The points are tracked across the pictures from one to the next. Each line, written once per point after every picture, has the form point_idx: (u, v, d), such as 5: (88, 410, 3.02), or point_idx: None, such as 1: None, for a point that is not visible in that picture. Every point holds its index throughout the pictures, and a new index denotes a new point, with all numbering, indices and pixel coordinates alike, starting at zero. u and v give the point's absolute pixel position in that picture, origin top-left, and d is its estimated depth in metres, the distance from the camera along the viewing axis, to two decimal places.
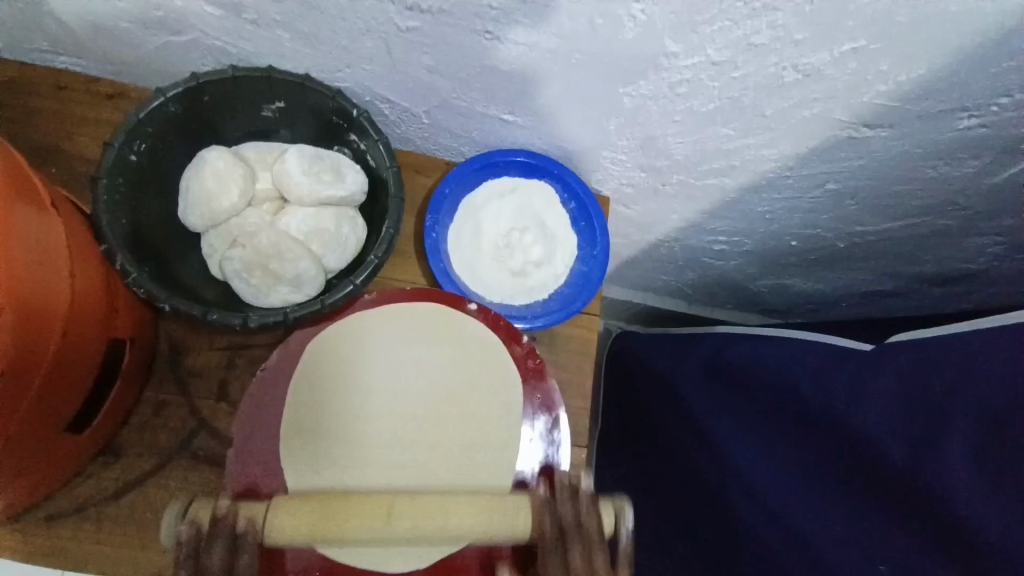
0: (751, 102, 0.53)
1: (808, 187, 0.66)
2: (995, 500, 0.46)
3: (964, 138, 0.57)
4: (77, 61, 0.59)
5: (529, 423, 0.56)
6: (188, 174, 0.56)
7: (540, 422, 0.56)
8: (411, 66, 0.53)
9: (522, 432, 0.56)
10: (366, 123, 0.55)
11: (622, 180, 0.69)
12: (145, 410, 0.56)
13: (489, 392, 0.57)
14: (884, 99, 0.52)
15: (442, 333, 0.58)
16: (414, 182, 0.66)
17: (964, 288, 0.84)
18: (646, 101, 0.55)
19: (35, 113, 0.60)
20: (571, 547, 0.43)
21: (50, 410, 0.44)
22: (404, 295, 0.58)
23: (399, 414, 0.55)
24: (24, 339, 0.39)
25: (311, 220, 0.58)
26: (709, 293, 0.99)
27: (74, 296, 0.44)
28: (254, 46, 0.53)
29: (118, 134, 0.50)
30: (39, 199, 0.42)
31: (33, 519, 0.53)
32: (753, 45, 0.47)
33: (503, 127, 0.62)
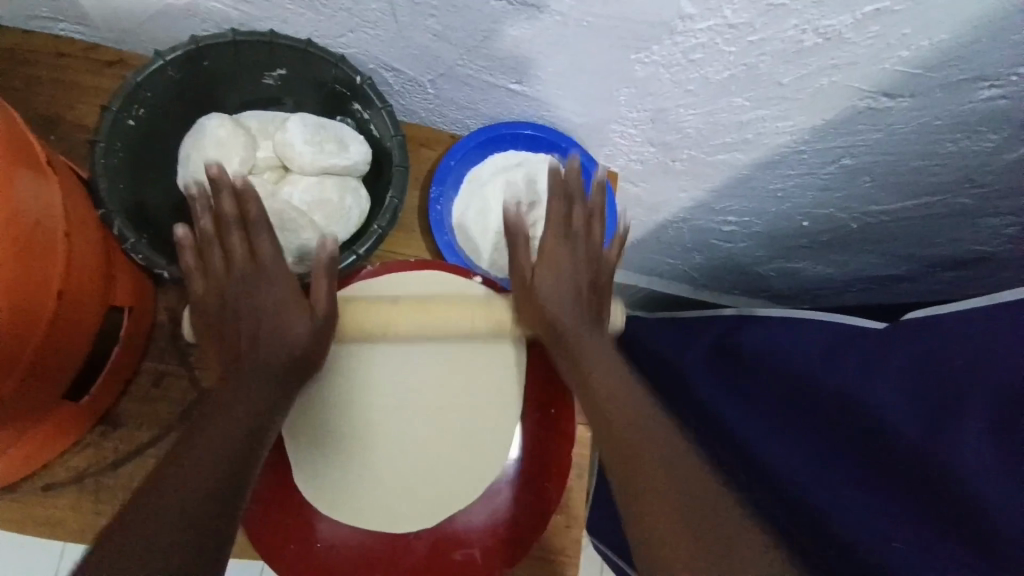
0: (767, 69, 0.51)
1: (823, 163, 0.64)
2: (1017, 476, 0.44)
3: (986, 109, 0.56)
4: (77, 28, 0.58)
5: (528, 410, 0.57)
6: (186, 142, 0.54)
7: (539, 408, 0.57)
8: (416, 31, 0.51)
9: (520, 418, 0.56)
10: (370, 91, 0.53)
11: (631, 156, 0.68)
12: (144, 381, 0.55)
13: (491, 362, 0.57)
14: (905, 67, 0.50)
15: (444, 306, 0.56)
16: (419, 156, 0.65)
17: (978, 272, 0.83)
18: (658, 69, 0.53)
19: (33, 80, 0.59)
20: (572, 221, 0.54)
21: (48, 377, 0.43)
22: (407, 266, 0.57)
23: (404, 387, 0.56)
24: (19, 301, 0.38)
25: (314, 191, 0.56)
26: (717, 277, 0.98)
27: (72, 261, 0.43)
28: (255, 9, 0.52)
29: (115, 98, 0.49)
30: (36, 161, 0.41)
31: (30, 489, 0.52)
32: (772, 6, 0.45)
33: (510, 98, 0.61)
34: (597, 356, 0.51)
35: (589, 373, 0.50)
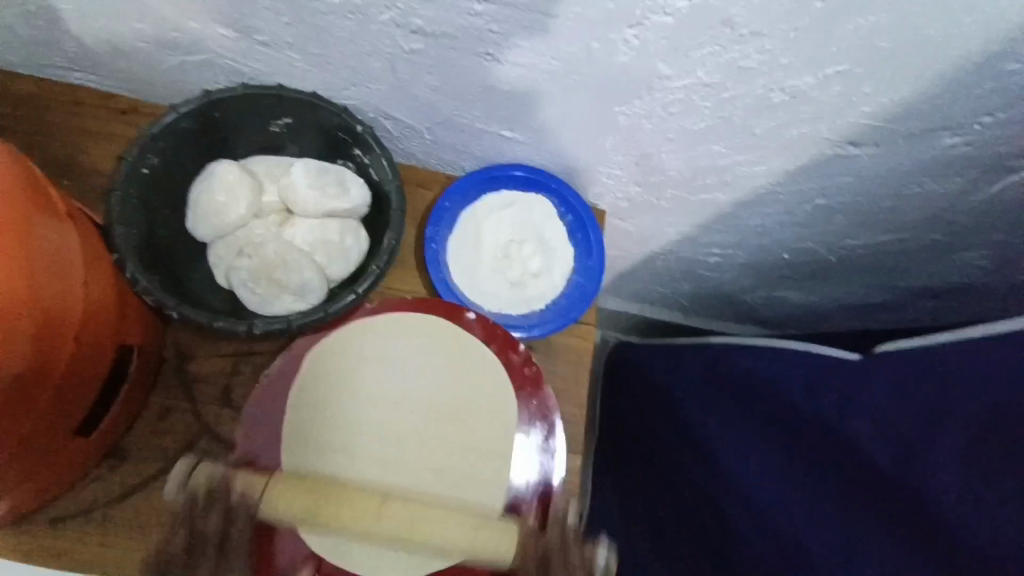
0: (741, 121, 0.55)
1: (799, 202, 0.68)
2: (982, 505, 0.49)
3: (949, 155, 0.59)
4: (92, 78, 0.61)
5: (525, 432, 0.58)
6: (195, 188, 0.58)
7: (536, 432, 0.58)
8: (414, 85, 0.55)
9: (518, 440, 0.57)
10: (370, 139, 0.57)
11: (618, 195, 0.71)
12: (151, 415, 0.57)
13: (488, 411, 0.56)
14: (869, 120, 0.54)
15: (437, 356, 0.57)
16: (415, 196, 0.68)
17: (954, 302, 0.86)
18: (641, 120, 0.57)
19: (50, 127, 0.62)
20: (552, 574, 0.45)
21: (60, 414, 0.45)
22: (407, 304, 0.59)
23: (391, 425, 0.54)
24: (41, 344, 0.41)
25: (316, 231, 0.60)
26: (704, 305, 1.01)
27: (87, 302, 0.46)
28: (264, 65, 0.56)
29: (130, 147, 0.53)
30: (57, 211, 0.44)
31: (41, 521, 0.54)
32: (742, 68, 0.49)
33: (503, 143, 0.64)
34: None
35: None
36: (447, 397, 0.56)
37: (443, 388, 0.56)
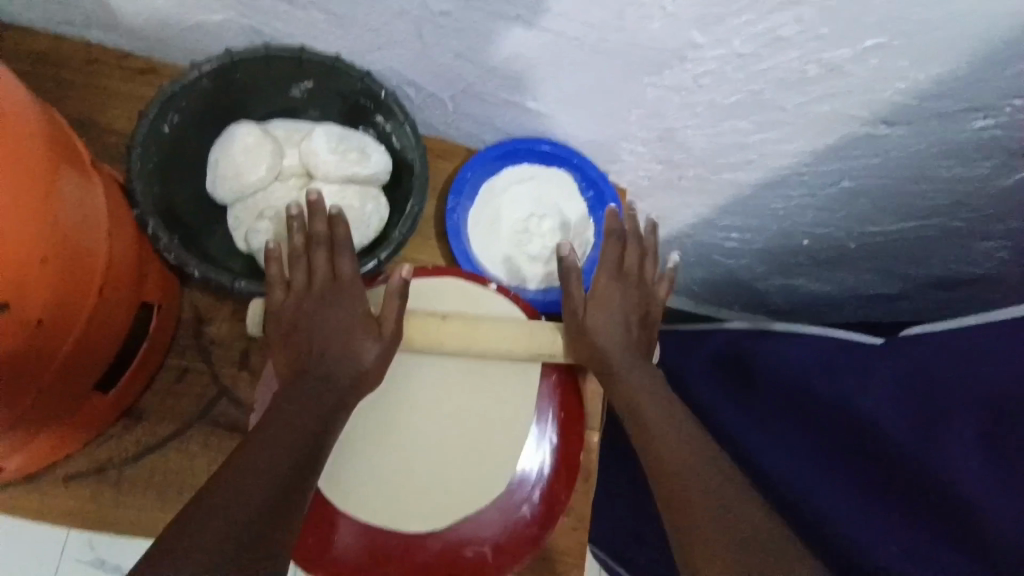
0: (771, 95, 0.54)
1: (823, 184, 0.67)
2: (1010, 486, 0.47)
3: (979, 137, 0.58)
4: (110, 36, 0.60)
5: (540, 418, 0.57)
6: (213, 154, 0.57)
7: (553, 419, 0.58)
8: (441, 51, 0.54)
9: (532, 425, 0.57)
10: (393, 104, 0.56)
11: (639, 172, 0.70)
12: (168, 377, 0.57)
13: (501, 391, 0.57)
14: (902, 97, 0.53)
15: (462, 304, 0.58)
16: (435, 167, 0.67)
17: (970, 293, 0.85)
18: (669, 93, 0.56)
19: (67, 85, 0.61)
20: (626, 255, 0.58)
21: (78, 369, 0.45)
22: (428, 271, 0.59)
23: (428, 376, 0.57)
24: (63, 294, 0.40)
25: (336, 197, 0.59)
26: (717, 291, 1.00)
27: (110, 258, 0.45)
28: (287, 25, 0.55)
29: (151, 106, 0.51)
30: (83, 165, 0.44)
31: (53, 477, 0.54)
32: (777, 38, 0.48)
33: (526, 115, 0.63)
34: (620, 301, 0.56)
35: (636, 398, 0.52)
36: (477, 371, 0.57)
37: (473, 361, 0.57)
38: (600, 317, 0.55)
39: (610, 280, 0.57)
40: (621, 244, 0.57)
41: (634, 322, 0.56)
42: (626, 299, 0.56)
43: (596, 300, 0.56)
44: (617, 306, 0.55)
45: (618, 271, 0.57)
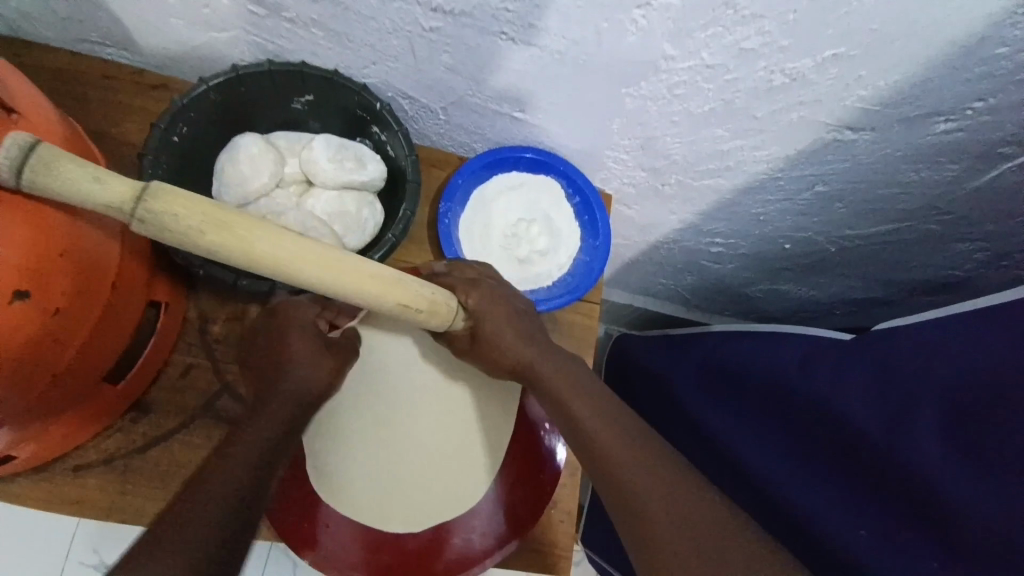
0: (743, 104, 0.58)
1: (799, 189, 0.70)
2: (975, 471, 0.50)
3: (943, 141, 0.61)
4: (124, 54, 0.64)
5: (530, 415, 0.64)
6: (10, 175, 0.36)
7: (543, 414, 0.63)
8: (432, 64, 0.58)
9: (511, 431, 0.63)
10: (388, 116, 0.59)
11: (624, 180, 0.74)
12: (174, 372, 0.60)
13: (467, 470, 0.62)
14: (865, 103, 0.57)
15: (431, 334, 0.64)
16: (429, 175, 0.71)
17: (952, 296, 0.88)
18: (647, 102, 0.59)
19: (85, 100, 0.65)
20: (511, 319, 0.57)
21: (93, 358, 0.48)
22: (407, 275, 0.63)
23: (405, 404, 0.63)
24: (80, 284, 0.43)
25: (334, 203, 0.63)
26: (706, 297, 1.03)
27: (124, 251, 0.49)
28: (289, 43, 0.58)
29: (163, 117, 0.55)
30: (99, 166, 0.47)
31: (63, 469, 0.57)
32: (744, 50, 0.51)
33: (514, 125, 0.67)
34: (507, 332, 0.57)
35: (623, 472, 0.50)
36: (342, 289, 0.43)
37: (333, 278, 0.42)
38: (494, 341, 0.57)
39: (496, 324, 0.56)
40: (477, 283, 0.57)
41: (531, 330, 0.58)
42: (506, 326, 0.57)
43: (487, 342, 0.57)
44: (515, 337, 0.57)
45: (500, 313, 0.57)
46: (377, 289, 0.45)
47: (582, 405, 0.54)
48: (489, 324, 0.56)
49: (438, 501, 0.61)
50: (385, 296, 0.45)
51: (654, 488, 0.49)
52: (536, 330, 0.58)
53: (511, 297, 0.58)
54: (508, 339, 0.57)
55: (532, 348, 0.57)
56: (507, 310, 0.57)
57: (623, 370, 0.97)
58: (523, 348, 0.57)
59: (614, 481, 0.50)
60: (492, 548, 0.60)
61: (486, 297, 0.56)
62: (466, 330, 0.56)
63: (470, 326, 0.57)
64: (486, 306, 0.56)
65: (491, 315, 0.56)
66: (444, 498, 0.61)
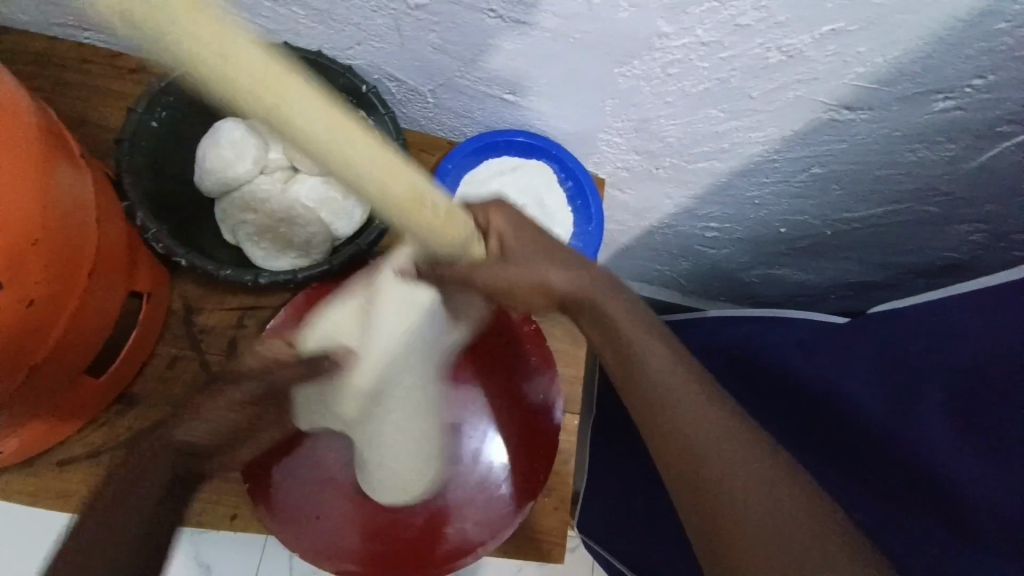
0: (739, 83, 0.56)
1: (795, 170, 0.69)
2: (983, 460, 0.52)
3: (942, 120, 0.60)
4: (100, 36, 0.62)
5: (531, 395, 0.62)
6: None
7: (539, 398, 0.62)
8: (419, 44, 0.56)
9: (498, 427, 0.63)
10: (375, 99, 0.58)
11: (617, 164, 0.73)
12: (159, 364, 0.59)
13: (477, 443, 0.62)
14: (863, 81, 0.55)
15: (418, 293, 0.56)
16: (419, 160, 0.69)
17: (948, 279, 0.87)
18: (640, 82, 0.58)
19: (61, 83, 0.62)
20: (538, 241, 0.53)
21: (67, 353, 0.46)
22: None
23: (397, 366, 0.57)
24: (54, 278, 0.42)
25: (320, 188, 0.60)
26: (701, 283, 1.02)
27: (100, 244, 0.47)
28: (270, 22, 0.57)
29: (140, 102, 0.54)
30: (72, 153, 0.45)
31: (47, 464, 0.56)
32: (740, 26, 0.50)
33: (504, 107, 0.65)
34: (536, 260, 0.53)
35: (682, 416, 0.48)
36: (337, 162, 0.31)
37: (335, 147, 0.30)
38: (521, 257, 0.52)
39: (521, 248, 0.52)
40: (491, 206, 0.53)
41: (566, 256, 0.54)
42: (530, 250, 0.53)
43: (516, 264, 0.52)
44: (547, 261, 0.53)
45: (522, 239, 0.53)
46: (382, 167, 0.32)
47: (651, 341, 0.51)
48: (514, 246, 0.52)
49: (421, 466, 0.58)
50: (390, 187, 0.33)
51: (731, 473, 0.45)
52: (577, 259, 0.55)
53: (529, 220, 0.55)
54: (542, 267, 0.53)
55: (566, 274, 0.54)
56: (534, 233, 0.53)
57: None
58: (556, 272, 0.53)
59: (686, 450, 0.47)
60: (486, 536, 0.58)
61: (509, 221, 0.53)
62: (492, 253, 0.52)
63: (496, 246, 0.52)
64: (512, 228, 0.53)
65: (518, 235, 0.53)
66: (425, 465, 0.59)
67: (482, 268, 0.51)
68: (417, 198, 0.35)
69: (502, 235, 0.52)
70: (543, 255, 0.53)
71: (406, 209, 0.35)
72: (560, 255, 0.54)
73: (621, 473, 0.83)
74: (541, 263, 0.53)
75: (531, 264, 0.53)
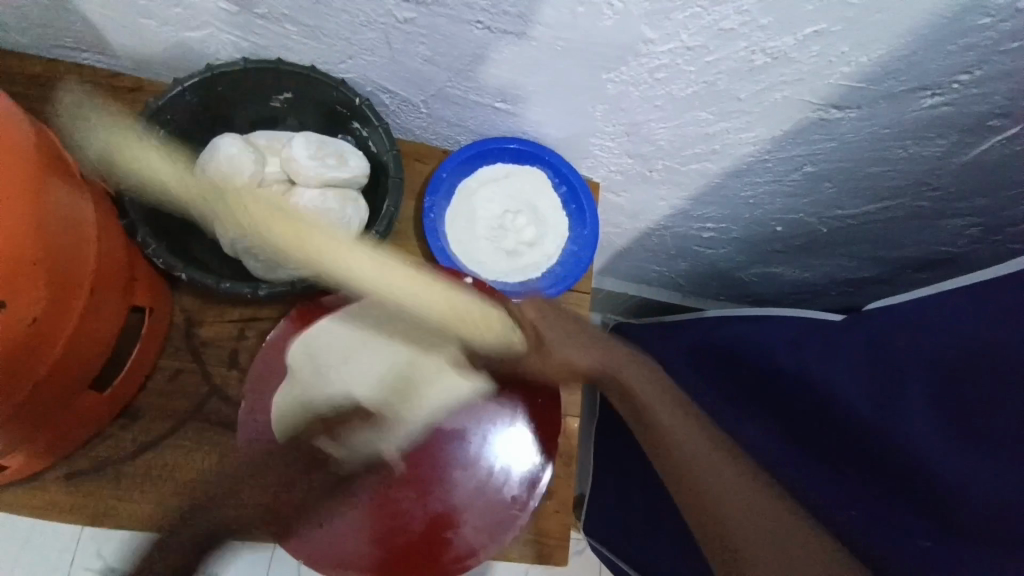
0: (725, 86, 0.57)
1: (787, 170, 0.70)
2: (988, 463, 0.52)
3: (931, 116, 0.61)
4: (98, 58, 0.63)
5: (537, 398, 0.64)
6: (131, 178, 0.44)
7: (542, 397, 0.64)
8: (409, 56, 0.57)
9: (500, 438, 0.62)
10: (367, 111, 0.59)
11: (611, 167, 0.73)
12: (161, 377, 0.60)
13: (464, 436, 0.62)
14: (849, 80, 0.56)
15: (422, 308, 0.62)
16: (414, 170, 0.70)
17: (946, 273, 0.87)
18: (628, 87, 0.59)
19: (61, 105, 0.64)
20: (573, 327, 0.61)
21: (69, 368, 0.47)
22: None
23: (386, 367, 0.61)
24: (56, 296, 0.43)
25: (316, 201, 0.61)
26: (700, 283, 1.03)
27: (100, 261, 0.48)
28: (264, 40, 0.58)
29: (138, 120, 0.55)
30: (70, 173, 0.46)
31: (54, 477, 0.57)
32: (723, 30, 0.51)
33: (496, 115, 0.66)
34: (571, 341, 0.60)
35: (716, 480, 0.51)
36: (381, 280, 0.52)
37: (401, 285, 0.53)
38: (557, 348, 0.60)
39: (558, 334, 0.60)
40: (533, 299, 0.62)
41: (593, 342, 0.61)
42: (561, 333, 0.61)
43: (550, 347, 0.60)
44: (575, 342, 0.60)
45: (559, 327, 0.61)
46: (431, 298, 0.54)
47: (673, 416, 0.55)
48: (548, 333, 0.60)
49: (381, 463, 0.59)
50: (438, 308, 0.55)
51: (737, 510, 0.50)
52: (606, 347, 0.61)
53: (559, 310, 0.63)
54: (569, 347, 0.60)
55: (592, 357, 0.60)
56: (560, 318, 0.62)
57: None
58: (584, 354, 0.60)
59: (716, 513, 0.50)
60: (486, 540, 0.59)
61: (540, 309, 0.61)
62: (528, 339, 0.60)
63: (532, 335, 0.60)
64: (547, 314, 0.61)
65: (550, 322, 0.61)
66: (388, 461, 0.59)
67: (524, 359, 0.60)
68: (466, 319, 0.57)
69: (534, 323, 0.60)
70: (574, 337, 0.61)
71: (463, 326, 0.57)
72: (591, 339, 0.61)
73: (623, 474, 0.83)
74: (576, 347, 0.60)
75: (569, 344, 0.60)
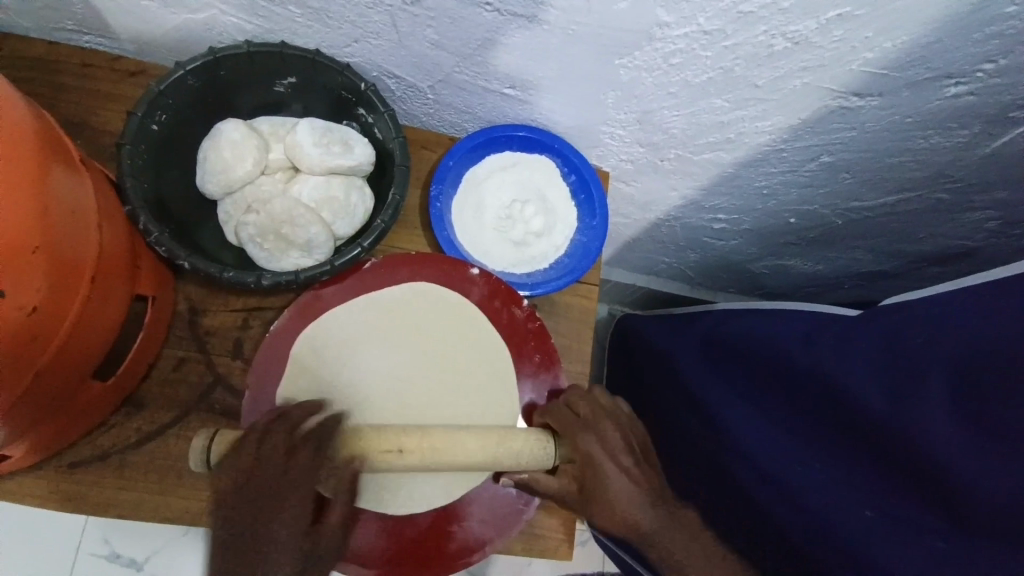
0: (743, 72, 0.55)
1: (804, 160, 0.68)
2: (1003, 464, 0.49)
3: (954, 105, 0.58)
4: (100, 40, 0.62)
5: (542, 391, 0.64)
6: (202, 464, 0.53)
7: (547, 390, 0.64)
8: (415, 40, 0.55)
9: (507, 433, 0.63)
10: (373, 96, 0.57)
11: (621, 156, 0.72)
12: (165, 366, 0.60)
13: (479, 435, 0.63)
14: (871, 66, 0.54)
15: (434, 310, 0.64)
16: (419, 157, 0.69)
17: (964, 267, 0.85)
18: (641, 73, 0.57)
19: (63, 88, 0.63)
20: (631, 469, 0.57)
21: (70, 358, 0.46)
22: (404, 273, 0.64)
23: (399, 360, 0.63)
24: (57, 284, 0.42)
25: (320, 189, 0.61)
26: (710, 275, 1.01)
27: (102, 248, 0.47)
28: (267, 22, 0.56)
29: (139, 104, 0.53)
30: (71, 158, 0.45)
31: (57, 467, 0.57)
32: (742, 13, 0.49)
33: (505, 102, 0.64)
34: (622, 482, 0.56)
35: None
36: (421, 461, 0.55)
37: (445, 444, 0.55)
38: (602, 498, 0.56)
39: (608, 472, 0.56)
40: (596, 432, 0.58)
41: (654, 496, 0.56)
42: (613, 475, 0.56)
43: (596, 491, 0.56)
44: (630, 484, 0.56)
45: (614, 470, 0.56)
46: (468, 452, 0.55)
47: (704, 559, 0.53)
48: (598, 477, 0.56)
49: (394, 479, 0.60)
50: (478, 449, 0.56)
51: None
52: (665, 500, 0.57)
53: (622, 444, 0.58)
54: (621, 487, 0.55)
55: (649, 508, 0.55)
56: (620, 461, 0.57)
57: (628, 349, 0.96)
58: (643, 507, 0.55)
59: None
60: (492, 534, 0.60)
61: (598, 446, 0.57)
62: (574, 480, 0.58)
63: (580, 479, 0.57)
64: (601, 448, 0.57)
65: (607, 469, 0.56)
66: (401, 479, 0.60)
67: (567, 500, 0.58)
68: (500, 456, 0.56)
69: (586, 464, 0.57)
70: (629, 479, 0.56)
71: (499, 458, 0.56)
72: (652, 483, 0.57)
73: None
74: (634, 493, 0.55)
75: (619, 484, 0.56)
